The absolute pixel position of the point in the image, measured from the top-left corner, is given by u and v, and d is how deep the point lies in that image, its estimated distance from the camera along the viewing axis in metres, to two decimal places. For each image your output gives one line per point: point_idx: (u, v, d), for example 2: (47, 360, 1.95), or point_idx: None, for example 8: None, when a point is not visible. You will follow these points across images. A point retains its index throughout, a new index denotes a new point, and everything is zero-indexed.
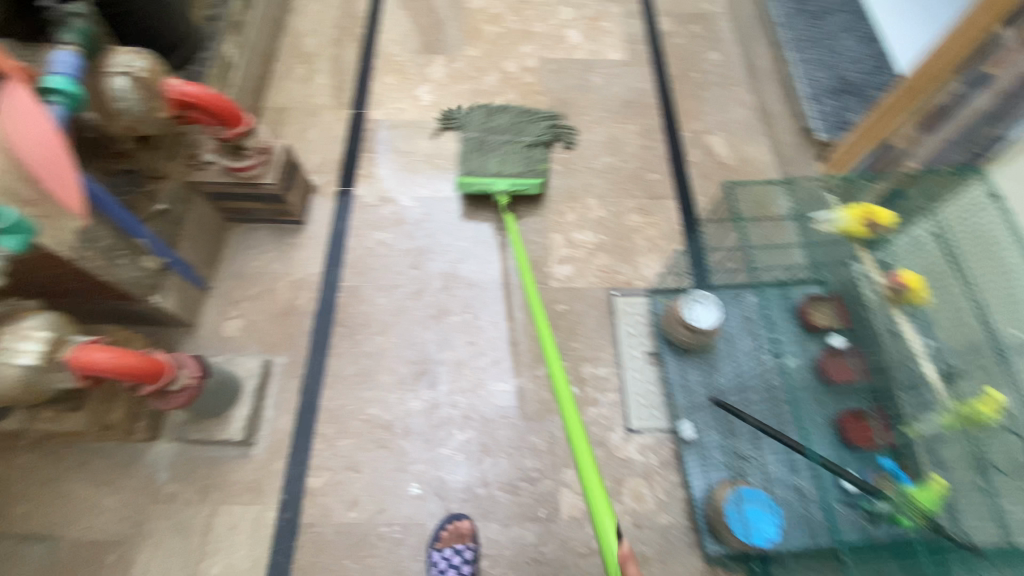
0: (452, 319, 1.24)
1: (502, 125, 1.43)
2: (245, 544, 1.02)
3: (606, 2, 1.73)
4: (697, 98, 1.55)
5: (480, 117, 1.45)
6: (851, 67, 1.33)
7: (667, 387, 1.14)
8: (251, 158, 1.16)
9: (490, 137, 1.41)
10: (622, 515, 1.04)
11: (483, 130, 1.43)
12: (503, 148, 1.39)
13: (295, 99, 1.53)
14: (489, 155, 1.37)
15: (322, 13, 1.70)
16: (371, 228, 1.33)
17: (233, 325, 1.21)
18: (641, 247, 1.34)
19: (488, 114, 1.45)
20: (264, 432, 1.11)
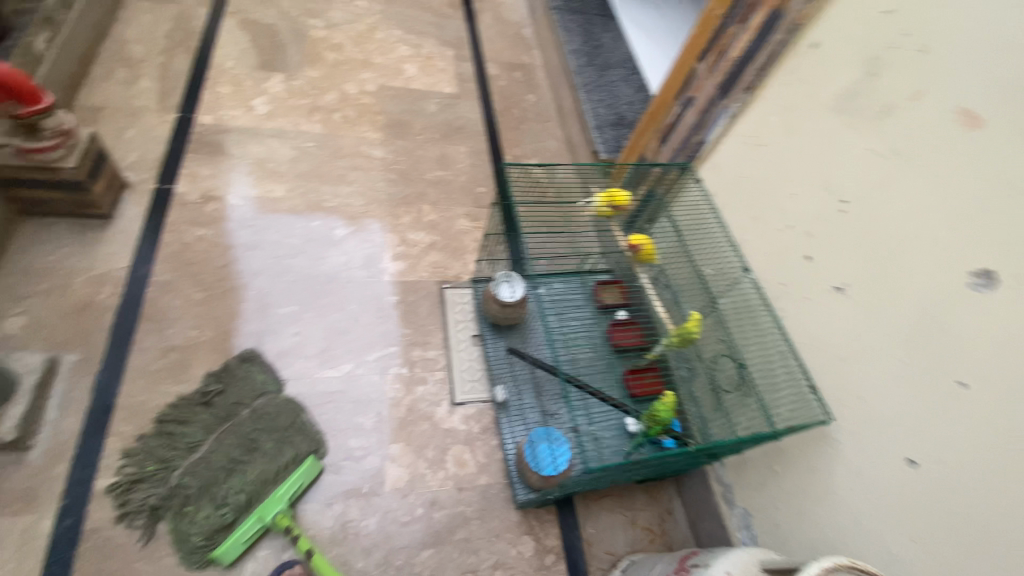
0: (279, 312, 1.24)
1: (240, 439, 1.06)
2: (4, 564, 0.88)
3: (441, 46, 1.97)
4: (518, 129, 1.82)
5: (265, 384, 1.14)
6: (627, 107, 1.74)
7: (488, 362, 1.27)
8: (50, 140, 1.08)
9: (195, 429, 1.05)
10: (445, 480, 1.11)
11: (193, 455, 1.02)
12: (221, 439, 1.05)
13: (112, 100, 1.46)
14: (210, 461, 1.02)
15: (153, 25, 1.67)
16: (195, 225, 1.31)
17: (12, 324, 1.08)
18: (468, 246, 1.49)
19: (172, 429, 1.04)
20: (43, 436, 0.99)
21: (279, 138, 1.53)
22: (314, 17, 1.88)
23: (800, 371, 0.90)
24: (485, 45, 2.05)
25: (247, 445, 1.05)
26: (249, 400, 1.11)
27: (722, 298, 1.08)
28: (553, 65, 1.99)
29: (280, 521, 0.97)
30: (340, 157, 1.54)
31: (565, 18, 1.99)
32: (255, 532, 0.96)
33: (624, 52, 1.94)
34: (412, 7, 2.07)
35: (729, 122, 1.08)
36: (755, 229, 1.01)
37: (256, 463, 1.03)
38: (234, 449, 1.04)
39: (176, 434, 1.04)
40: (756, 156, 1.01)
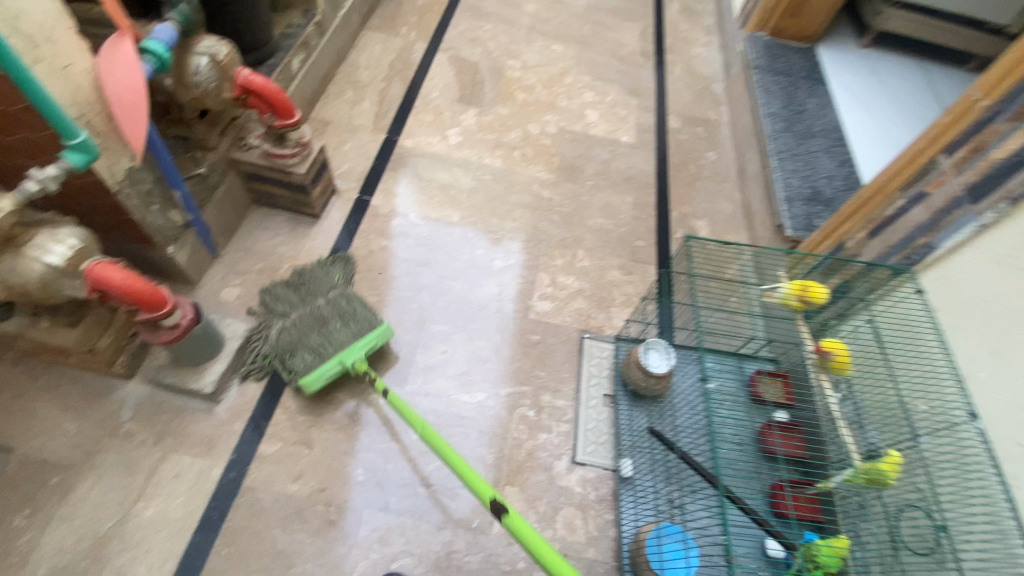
0: (432, 328, 1.33)
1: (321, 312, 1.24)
2: (184, 495, 1.04)
3: (626, 95, 1.98)
4: (691, 186, 1.74)
5: (331, 273, 1.34)
6: (825, 183, 1.58)
7: (617, 428, 1.21)
8: (291, 149, 1.28)
9: (283, 304, 1.25)
10: (551, 541, 1.07)
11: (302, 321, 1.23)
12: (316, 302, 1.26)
13: (338, 116, 1.71)
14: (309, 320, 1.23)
15: (381, 53, 1.91)
16: (380, 236, 1.46)
17: (231, 292, 1.29)
18: (618, 300, 1.44)
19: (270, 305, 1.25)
20: (232, 393, 1.16)
21: (462, 167, 1.65)
22: (514, 58, 2.02)
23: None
24: (671, 97, 2.02)
25: (320, 317, 1.23)
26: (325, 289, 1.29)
27: (924, 435, 0.96)
28: (741, 125, 1.88)
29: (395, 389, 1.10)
30: (512, 192, 1.62)
31: (766, 79, 1.89)
32: (336, 372, 1.14)
33: (830, 120, 1.78)
34: (605, 55, 2.12)
35: (972, 233, 0.96)
36: (993, 367, 0.89)
37: (334, 324, 1.22)
38: (311, 322, 1.22)
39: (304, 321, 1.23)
40: (1014, 278, 0.88)
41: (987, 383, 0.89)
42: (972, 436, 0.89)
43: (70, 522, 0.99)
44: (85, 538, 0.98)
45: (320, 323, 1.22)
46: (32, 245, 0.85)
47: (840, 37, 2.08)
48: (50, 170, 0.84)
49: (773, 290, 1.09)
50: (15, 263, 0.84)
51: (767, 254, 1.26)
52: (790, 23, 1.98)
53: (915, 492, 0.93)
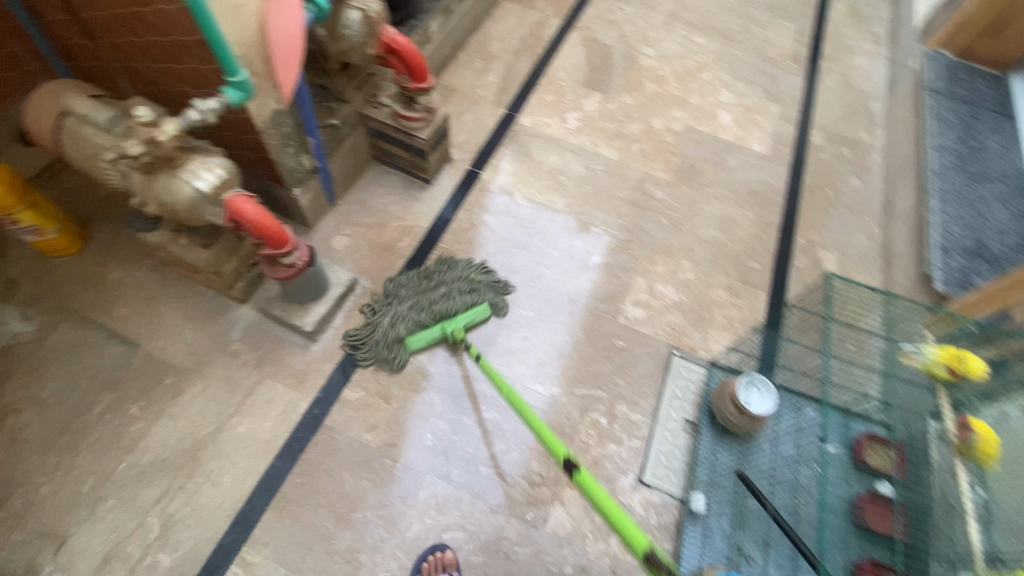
0: (519, 312, 1.32)
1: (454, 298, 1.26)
2: (272, 419, 1.13)
3: (766, 101, 1.81)
4: (823, 212, 1.56)
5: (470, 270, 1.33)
6: (994, 237, 1.37)
7: (692, 458, 1.13)
8: (418, 113, 1.30)
9: (407, 291, 1.27)
10: (602, 554, 1.04)
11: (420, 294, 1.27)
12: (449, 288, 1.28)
13: (463, 85, 1.71)
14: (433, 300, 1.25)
15: (515, 25, 1.88)
16: (484, 210, 1.46)
17: (340, 241, 1.36)
18: (717, 322, 1.34)
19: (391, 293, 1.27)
20: (327, 335, 1.23)
21: (576, 154, 1.60)
22: (649, 46, 1.91)
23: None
24: (819, 110, 1.81)
25: (449, 305, 1.25)
26: (455, 269, 1.32)
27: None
28: (898, 153, 1.66)
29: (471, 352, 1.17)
30: (623, 187, 1.55)
31: (941, 105, 1.65)
32: (436, 337, 1.22)
33: (1015, 164, 1.52)
34: (751, 54, 1.94)
35: None
36: None
37: (457, 305, 1.25)
38: (430, 312, 1.24)
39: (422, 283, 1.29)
40: None
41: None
42: None
43: (178, 420, 1.11)
44: (187, 437, 1.09)
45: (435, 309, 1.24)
46: (186, 169, 0.92)
47: None
48: (211, 103, 0.90)
49: (915, 352, 1.06)
50: (170, 183, 0.92)
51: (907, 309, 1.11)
52: (987, 44, 1.72)
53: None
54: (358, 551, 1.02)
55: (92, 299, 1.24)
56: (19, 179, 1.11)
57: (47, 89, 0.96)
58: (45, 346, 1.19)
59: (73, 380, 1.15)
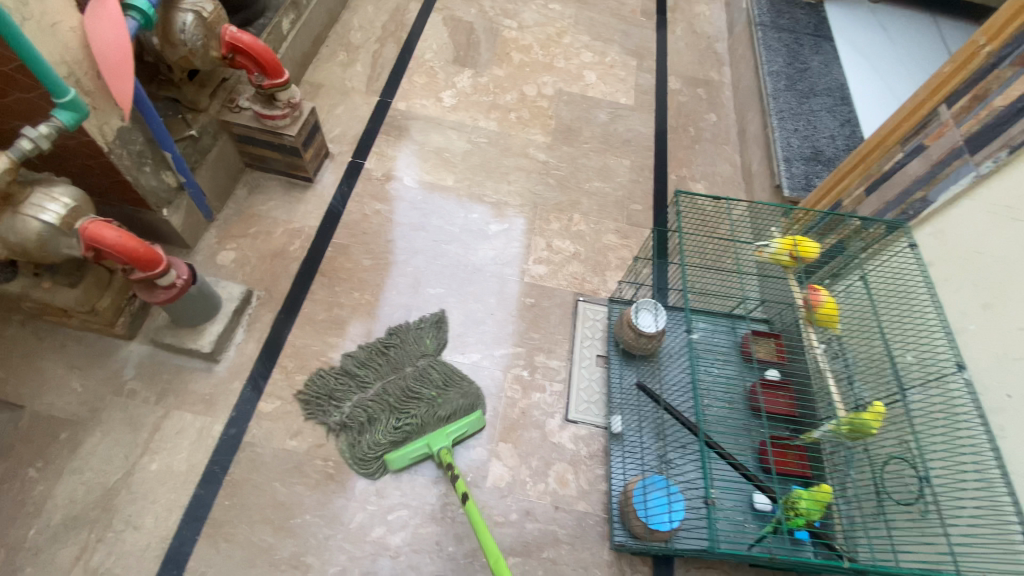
0: (426, 291, 1.34)
1: (404, 389, 1.18)
2: (187, 449, 1.08)
3: (626, 56, 1.93)
4: (690, 148, 1.71)
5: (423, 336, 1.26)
6: (826, 142, 1.57)
7: (608, 388, 1.21)
8: (281, 110, 1.27)
9: (367, 373, 1.19)
10: (543, 494, 1.10)
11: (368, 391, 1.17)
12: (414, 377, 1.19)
13: (331, 79, 1.67)
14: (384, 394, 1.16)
15: (373, 14, 1.86)
16: (373, 199, 1.46)
17: (227, 256, 1.30)
18: (613, 263, 1.44)
19: (358, 363, 1.20)
20: (230, 353, 1.19)
21: (457, 130, 1.63)
22: (510, 18, 1.96)
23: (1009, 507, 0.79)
24: (672, 58, 1.96)
25: (411, 393, 1.17)
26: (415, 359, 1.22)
27: (915, 390, 0.97)
28: (743, 86, 1.84)
29: (444, 456, 1.06)
30: (508, 155, 1.60)
31: (769, 36, 1.84)
32: (420, 454, 1.08)
33: (834, 78, 1.75)
34: (604, 14, 2.05)
35: (973, 182, 0.92)
36: (983, 321, 0.88)
37: (414, 412, 1.14)
38: (394, 398, 1.16)
39: (353, 373, 1.19)
40: (1011, 231, 0.85)
41: (977, 338, 0.89)
42: (960, 389, 0.89)
43: (78, 474, 1.03)
44: (94, 488, 1.02)
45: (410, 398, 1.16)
46: (29, 204, 0.87)
47: None
48: (41, 128, 0.84)
49: (763, 247, 1.06)
50: (13, 220, 0.86)
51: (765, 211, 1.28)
52: None
53: (900, 446, 0.95)
54: (304, 554, 1.00)
55: None
56: None
57: None
58: None
59: None
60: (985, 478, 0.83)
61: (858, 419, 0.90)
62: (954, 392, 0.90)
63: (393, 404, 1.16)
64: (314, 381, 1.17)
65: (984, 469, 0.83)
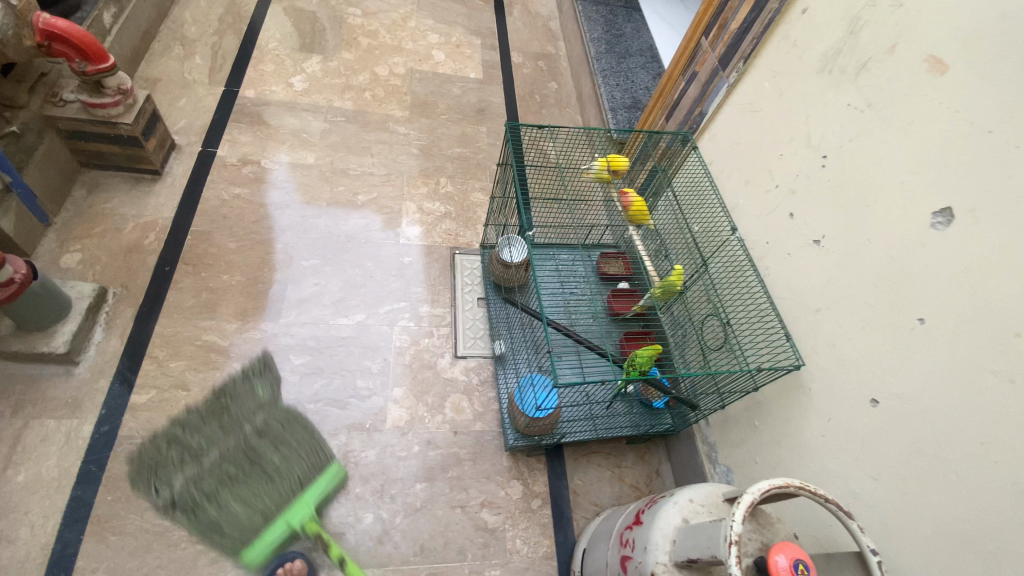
0: (301, 264, 1.35)
1: (240, 457, 1.04)
2: (51, 457, 1.00)
3: (470, 36, 2.07)
4: (538, 112, 1.89)
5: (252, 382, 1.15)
6: (643, 93, 1.84)
7: (491, 321, 1.34)
8: (112, 98, 1.22)
9: (201, 437, 1.06)
10: (442, 424, 1.19)
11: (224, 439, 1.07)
12: (228, 451, 1.05)
13: (167, 73, 1.61)
14: (212, 471, 1.02)
15: (206, 7, 1.81)
16: (231, 184, 1.43)
17: (71, 258, 1.22)
18: (481, 217, 1.56)
19: (185, 430, 1.07)
20: (90, 354, 1.12)
21: (312, 112, 1.65)
22: (353, 6, 2.01)
23: (776, 324, 0.99)
24: (512, 35, 2.14)
25: (252, 459, 1.04)
26: (251, 416, 1.11)
27: (714, 261, 1.18)
28: (576, 55, 2.07)
29: (308, 528, 0.96)
30: (367, 130, 1.66)
31: (589, 9, 2.09)
32: (283, 537, 0.95)
33: (646, 42, 2.04)
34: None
35: (726, 92, 1.20)
36: (746, 192, 1.12)
37: (249, 479, 1.02)
38: (236, 463, 1.03)
39: (182, 439, 1.06)
40: (752, 121, 1.12)
41: (745, 205, 1.13)
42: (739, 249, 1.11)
43: None
44: None
45: (251, 461, 1.04)
46: None
47: None
48: None
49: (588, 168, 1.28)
50: None
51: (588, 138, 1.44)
52: None
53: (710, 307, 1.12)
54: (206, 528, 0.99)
55: None
56: None
57: None
58: None
59: None
60: (759, 312, 1.04)
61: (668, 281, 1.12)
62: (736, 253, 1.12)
63: (234, 473, 1.02)
64: (138, 471, 1.01)
65: (759, 303, 1.04)
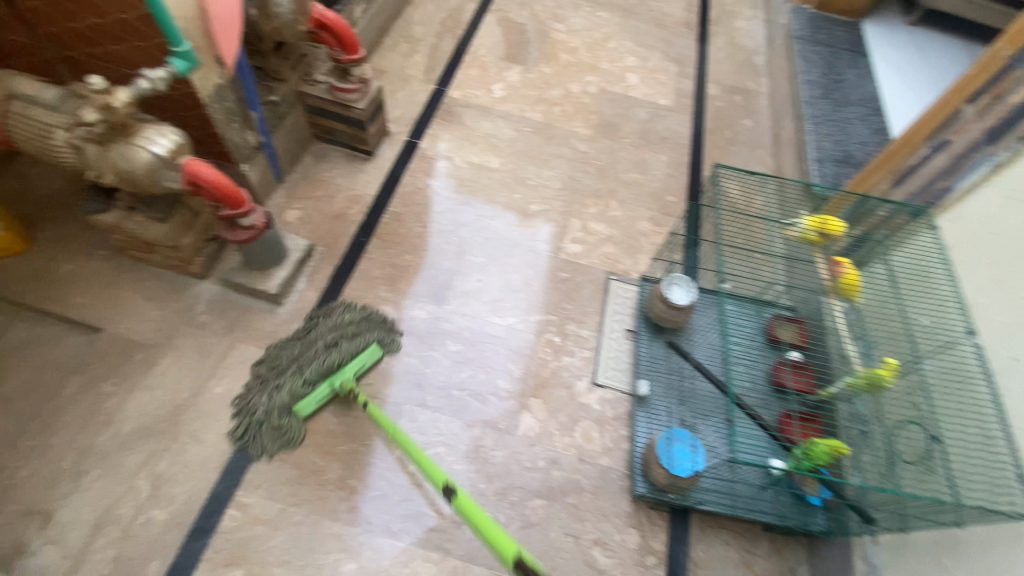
0: (470, 259, 1.44)
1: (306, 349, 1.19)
2: (249, 377, 1.19)
3: (667, 62, 2.04)
4: (725, 149, 1.80)
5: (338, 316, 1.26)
6: (857, 147, 1.66)
7: (638, 357, 1.29)
8: (353, 85, 1.40)
9: (280, 362, 1.18)
10: (570, 447, 1.18)
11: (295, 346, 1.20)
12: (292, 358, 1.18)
13: (393, 67, 1.82)
14: (293, 385, 1.14)
15: (434, 11, 2.01)
16: (425, 174, 1.58)
17: (293, 214, 1.43)
18: (646, 248, 1.52)
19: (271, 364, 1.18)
20: (292, 299, 1.30)
21: (505, 119, 1.75)
22: (559, 22, 2.09)
23: (1010, 458, 0.86)
24: (712, 66, 2.06)
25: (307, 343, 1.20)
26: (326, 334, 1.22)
27: (929, 360, 1.04)
28: (780, 95, 1.93)
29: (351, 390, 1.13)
30: (551, 143, 1.71)
31: (807, 50, 1.95)
32: (327, 396, 1.15)
33: (868, 91, 1.82)
34: (650, 23, 2.17)
35: (989, 172, 1.06)
36: (995, 293, 0.98)
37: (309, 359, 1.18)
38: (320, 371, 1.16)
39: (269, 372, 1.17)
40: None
41: (989, 309, 0.99)
42: (970, 355, 0.98)
43: (151, 391, 1.15)
44: (167, 404, 1.14)
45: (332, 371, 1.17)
46: (140, 136, 0.98)
47: (889, 12, 2.08)
48: (159, 72, 0.96)
49: (794, 225, 1.21)
50: (126, 150, 0.97)
51: (789, 186, 1.32)
52: None
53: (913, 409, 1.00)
54: (349, 478, 1.10)
55: (43, 293, 1.24)
56: None
57: None
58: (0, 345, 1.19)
59: (33, 374, 1.16)
60: (982, 434, 0.91)
61: (876, 373, 1.00)
62: (964, 358, 0.99)
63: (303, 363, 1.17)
64: (248, 429, 1.11)
65: (985, 425, 0.91)
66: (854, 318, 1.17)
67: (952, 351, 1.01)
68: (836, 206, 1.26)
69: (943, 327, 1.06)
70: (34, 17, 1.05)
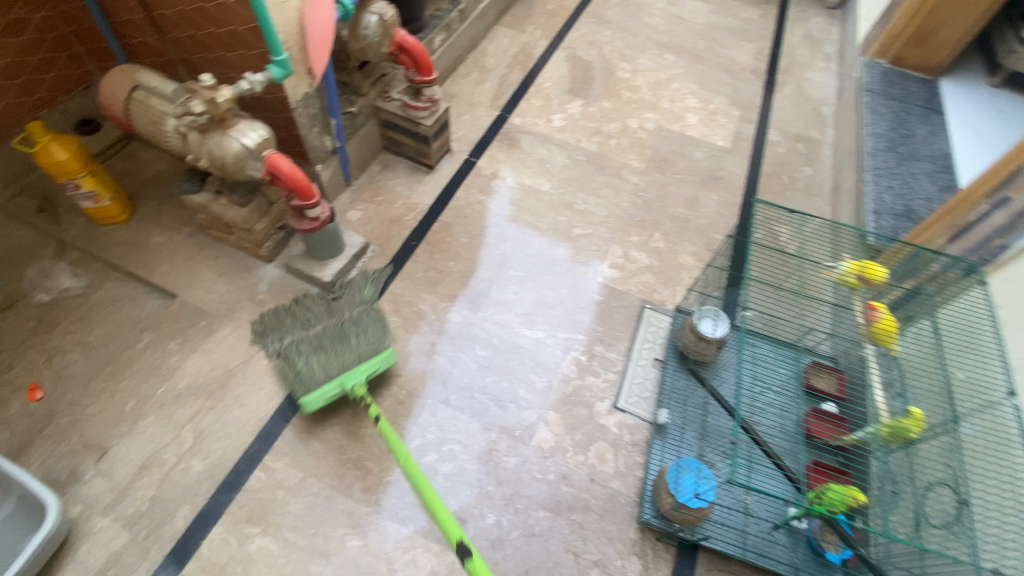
0: (509, 272, 1.50)
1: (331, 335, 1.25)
2: None
3: (729, 105, 2.06)
4: (779, 194, 1.78)
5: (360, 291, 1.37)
6: (921, 203, 1.58)
7: (662, 386, 1.29)
8: (423, 104, 1.53)
9: (305, 321, 1.30)
10: (582, 465, 1.18)
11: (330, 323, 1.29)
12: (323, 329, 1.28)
13: (463, 92, 1.96)
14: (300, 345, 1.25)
15: (508, 45, 2.16)
16: (478, 191, 1.67)
17: (354, 214, 1.56)
18: (685, 281, 1.53)
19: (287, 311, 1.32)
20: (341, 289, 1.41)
21: (561, 147, 1.83)
22: (626, 62, 2.17)
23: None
24: (775, 113, 2.06)
25: (342, 332, 1.26)
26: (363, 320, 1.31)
27: (967, 422, 1.00)
28: (844, 146, 1.90)
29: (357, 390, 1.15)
30: (603, 173, 1.77)
31: (877, 103, 1.89)
32: (336, 395, 1.16)
33: (941, 148, 1.75)
34: (716, 68, 2.21)
35: None
36: None
37: (330, 347, 1.23)
38: (329, 336, 1.25)
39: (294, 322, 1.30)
40: None
41: None
42: (1010, 421, 0.94)
43: (208, 353, 1.28)
44: (219, 368, 1.26)
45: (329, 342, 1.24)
46: (235, 129, 1.13)
47: (975, 72, 2.00)
48: (258, 76, 1.11)
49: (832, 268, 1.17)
50: (221, 139, 1.13)
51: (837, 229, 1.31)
52: (914, 52, 1.95)
53: (945, 473, 0.96)
54: (367, 460, 1.16)
55: (135, 258, 1.42)
56: (85, 150, 1.33)
57: (122, 72, 1.20)
58: (94, 299, 1.37)
59: (115, 326, 1.32)
60: (1014, 502, 0.88)
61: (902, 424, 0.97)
62: (1004, 424, 0.95)
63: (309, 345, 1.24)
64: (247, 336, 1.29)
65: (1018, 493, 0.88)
66: (892, 373, 1.12)
67: (991, 415, 0.98)
68: (888, 258, 1.22)
69: (985, 390, 1.01)
70: (168, 25, 1.25)
